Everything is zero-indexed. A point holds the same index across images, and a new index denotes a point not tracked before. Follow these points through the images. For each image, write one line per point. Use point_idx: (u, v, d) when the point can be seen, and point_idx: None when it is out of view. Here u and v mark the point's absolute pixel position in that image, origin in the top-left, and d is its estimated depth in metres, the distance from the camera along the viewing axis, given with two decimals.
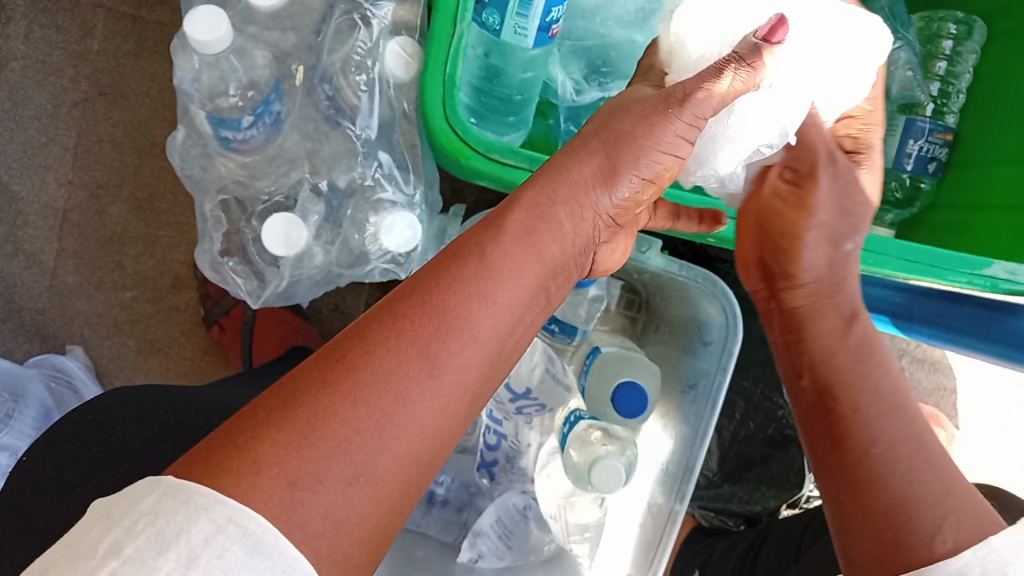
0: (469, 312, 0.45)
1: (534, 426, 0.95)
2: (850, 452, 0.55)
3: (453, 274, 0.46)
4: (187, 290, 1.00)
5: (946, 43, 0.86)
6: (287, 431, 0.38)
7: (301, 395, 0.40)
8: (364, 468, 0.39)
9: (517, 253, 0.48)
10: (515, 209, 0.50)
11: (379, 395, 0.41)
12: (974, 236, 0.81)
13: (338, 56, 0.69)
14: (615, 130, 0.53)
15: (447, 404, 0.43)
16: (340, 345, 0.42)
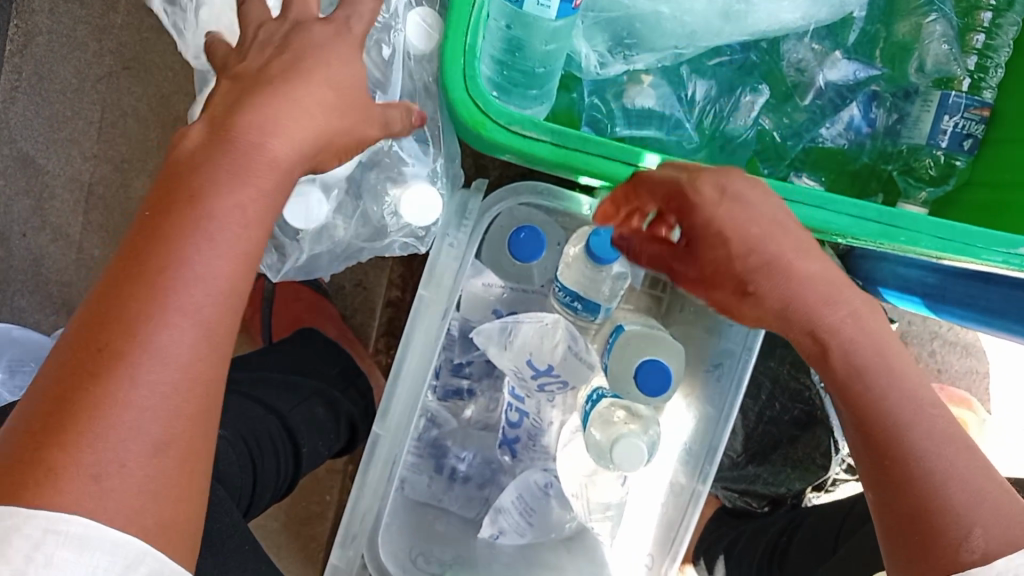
0: (193, 259, 0.46)
1: (557, 404, 0.94)
2: (883, 461, 0.52)
3: (164, 225, 0.47)
4: None
5: (985, 15, 0.83)
6: (52, 430, 0.42)
7: (72, 389, 0.43)
8: (158, 439, 0.44)
9: (233, 195, 0.48)
10: (212, 153, 0.49)
11: (129, 370, 0.44)
12: (1011, 214, 0.80)
13: None
14: (255, 86, 0.52)
15: (201, 354, 0.46)
16: (92, 317, 0.45)
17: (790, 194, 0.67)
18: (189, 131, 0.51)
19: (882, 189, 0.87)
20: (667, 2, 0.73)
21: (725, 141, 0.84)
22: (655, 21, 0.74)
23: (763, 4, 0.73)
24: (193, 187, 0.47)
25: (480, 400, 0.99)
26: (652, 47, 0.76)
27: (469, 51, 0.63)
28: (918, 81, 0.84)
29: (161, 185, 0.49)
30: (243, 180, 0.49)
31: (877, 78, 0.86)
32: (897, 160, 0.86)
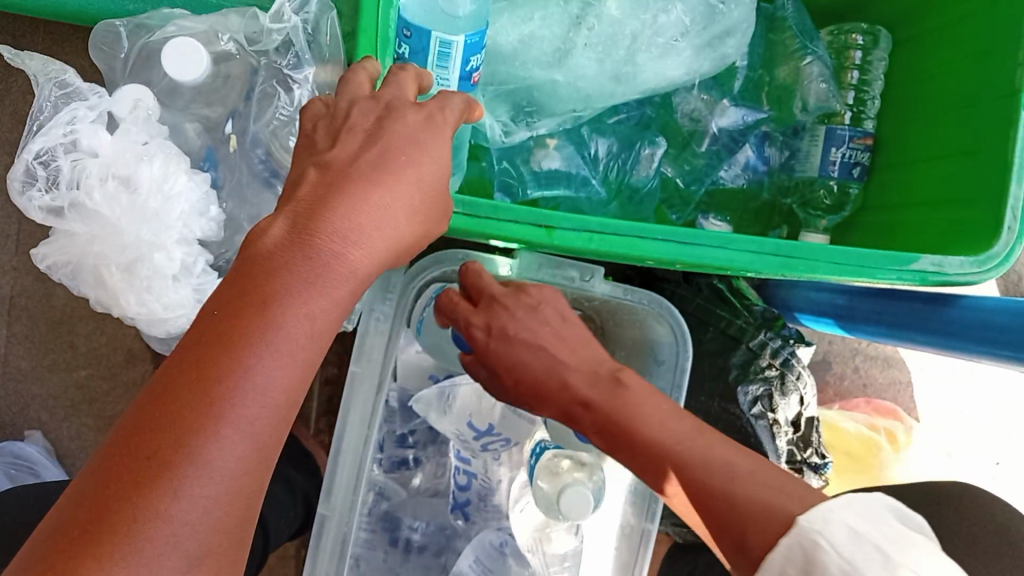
0: (260, 368, 0.46)
1: (503, 461, 0.95)
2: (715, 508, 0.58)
3: (235, 332, 0.47)
4: (140, 365, 0.95)
5: (856, 54, 0.91)
6: (106, 538, 0.41)
7: (113, 498, 0.42)
8: (194, 551, 0.44)
9: (301, 300, 0.48)
10: (297, 257, 0.49)
11: (187, 479, 0.43)
12: (907, 234, 0.85)
13: (265, 123, 0.70)
14: (339, 186, 0.52)
15: (253, 466, 0.46)
16: (146, 417, 0.44)
17: (695, 237, 0.70)
18: (269, 225, 0.51)
19: (786, 222, 0.92)
20: (559, 70, 0.77)
21: (631, 191, 0.88)
22: (551, 88, 0.79)
23: (648, 64, 0.78)
24: (264, 294, 0.48)
25: (428, 467, 1.00)
26: (552, 110, 0.80)
27: None
28: (804, 119, 0.90)
29: (231, 286, 0.49)
30: (315, 290, 0.49)
31: (765, 120, 0.92)
32: (795, 193, 0.91)
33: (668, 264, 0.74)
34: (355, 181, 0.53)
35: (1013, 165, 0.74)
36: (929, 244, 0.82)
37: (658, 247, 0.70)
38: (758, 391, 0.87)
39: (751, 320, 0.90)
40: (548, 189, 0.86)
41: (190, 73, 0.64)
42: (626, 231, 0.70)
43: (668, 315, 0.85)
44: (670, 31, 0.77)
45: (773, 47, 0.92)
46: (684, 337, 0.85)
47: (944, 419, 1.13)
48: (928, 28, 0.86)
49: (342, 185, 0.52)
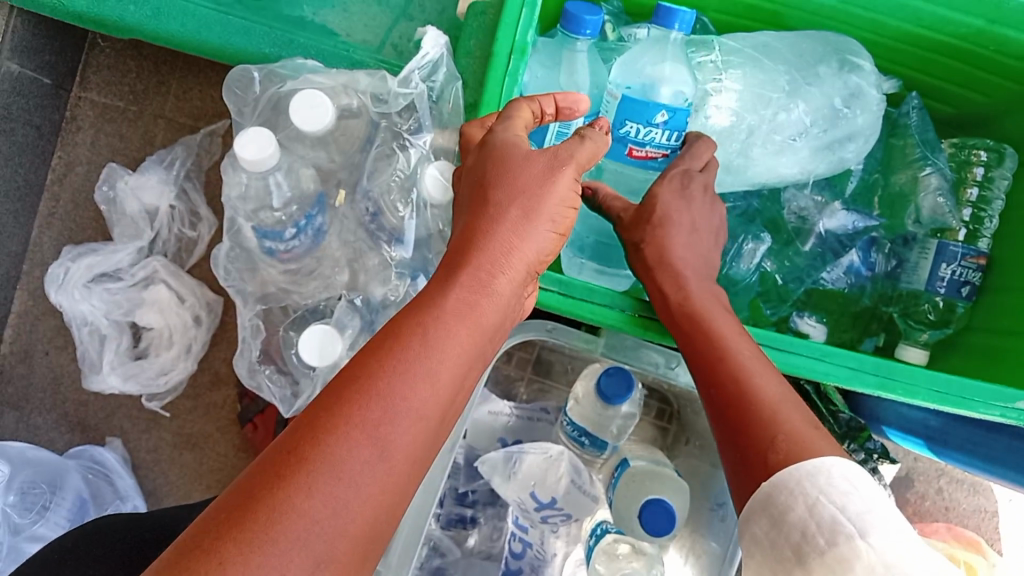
0: (414, 393, 0.46)
1: (561, 535, 0.94)
2: (736, 400, 0.56)
3: (391, 356, 0.47)
4: (227, 387, 0.93)
5: (977, 169, 0.88)
6: (249, 529, 0.39)
7: (258, 493, 0.41)
8: (320, 555, 0.41)
9: (457, 328, 0.49)
10: (449, 290, 0.51)
11: (332, 482, 0.42)
12: (1008, 365, 0.81)
13: (380, 181, 0.71)
14: (517, 187, 0.54)
15: (394, 482, 0.44)
16: (303, 426, 0.43)
17: (786, 344, 0.69)
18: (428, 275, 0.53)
19: (884, 329, 0.90)
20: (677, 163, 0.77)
21: (728, 283, 0.87)
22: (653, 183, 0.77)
23: (761, 159, 0.78)
24: (423, 326, 0.48)
25: (484, 529, 0.99)
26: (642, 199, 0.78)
27: None
28: (916, 230, 0.87)
29: (390, 321, 0.49)
30: (462, 321, 0.50)
31: (875, 226, 0.89)
32: (897, 303, 0.88)
33: None
34: (510, 219, 0.54)
35: None
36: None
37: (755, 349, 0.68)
38: None
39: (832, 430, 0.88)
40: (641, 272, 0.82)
41: (317, 124, 0.66)
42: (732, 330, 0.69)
43: None
44: (788, 130, 0.77)
45: (891, 153, 0.90)
46: None
47: None
48: None
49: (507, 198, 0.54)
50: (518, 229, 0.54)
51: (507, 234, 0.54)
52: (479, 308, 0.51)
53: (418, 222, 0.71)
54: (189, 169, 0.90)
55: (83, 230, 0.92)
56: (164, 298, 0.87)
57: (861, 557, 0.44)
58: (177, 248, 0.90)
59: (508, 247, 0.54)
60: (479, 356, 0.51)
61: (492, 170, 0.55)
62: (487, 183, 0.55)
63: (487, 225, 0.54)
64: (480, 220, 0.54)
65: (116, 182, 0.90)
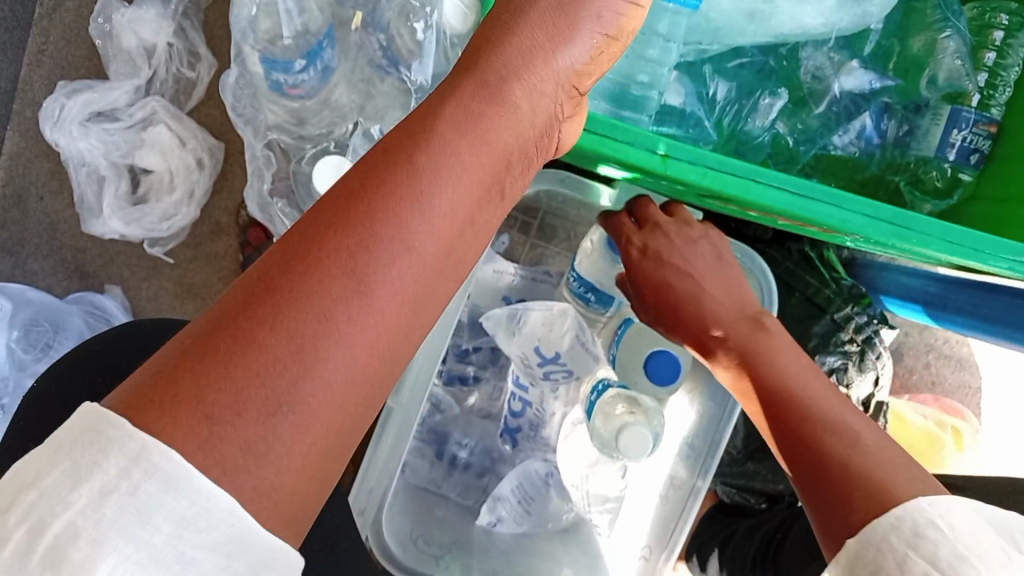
0: (399, 220, 0.42)
1: (559, 396, 0.94)
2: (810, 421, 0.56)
3: (376, 181, 0.43)
4: (228, 238, 0.90)
5: (997, 34, 0.87)
6: (206, 362, 0.37)
7: (224, 324, 0.38)
8: (286, 397, 0.38)
9: (461, 152, 0.46)
10: (450, 104, 0.48)
11: (302, 316, 0.39)
12: (1014, 226, 0.82)
13: (396, 4, 0.68)
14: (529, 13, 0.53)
15: (383, 320, 0.41)
16: (282, 252, 0.41)
17: (807, 191, 0.68)
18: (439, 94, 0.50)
19: (889, 200, 0.88)
20: (752, 24, 0.77)
21: (741, 142, 0.86)
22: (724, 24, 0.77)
23: (785, 7, 0.76)
24: (414, 147, 0.45)
25: (485, 388, 1.00)
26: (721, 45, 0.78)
27: None
28: (929, 94, 0.86)
29: (386, 138, 0.46)
30: (464, 136, 0.46)
31: (889, 89, 0.88)
32: (905, 172, 0.87)
33: (771, 213, 0.71)
34: (521, 48, 0.52)
35: None
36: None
37: (792, 192, 0.68)
38: (835, 363, 0.84)
39: (840, 293, 0.87)
40: (687, 126, 0.83)
41: None
42: (782, 201, 0.68)
43: (760, 272, 0.81)
44: None
45: (912, 16, 0.87)
46: (769, 298, 0.81)
47: (1005, 430, 1.11)
48: None
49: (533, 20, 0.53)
50: (546, 28, 0.53)
51: (523, 36, 0.52)
52: (485, 124, 0.48)
53: (437, 47, 0.68)
54: (188, 6, 0.86)
55: (76, 68, 0.89)
56: (166, 140, 0.85)
57: None
58: (174, 89, 0.87)
59: (528, 55, 0.52)
60: (489, 185, 0.48)
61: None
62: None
63: (500, 36, 0.52)
64: (498, 36, 0.52)
65: (112, 15, 0.85)
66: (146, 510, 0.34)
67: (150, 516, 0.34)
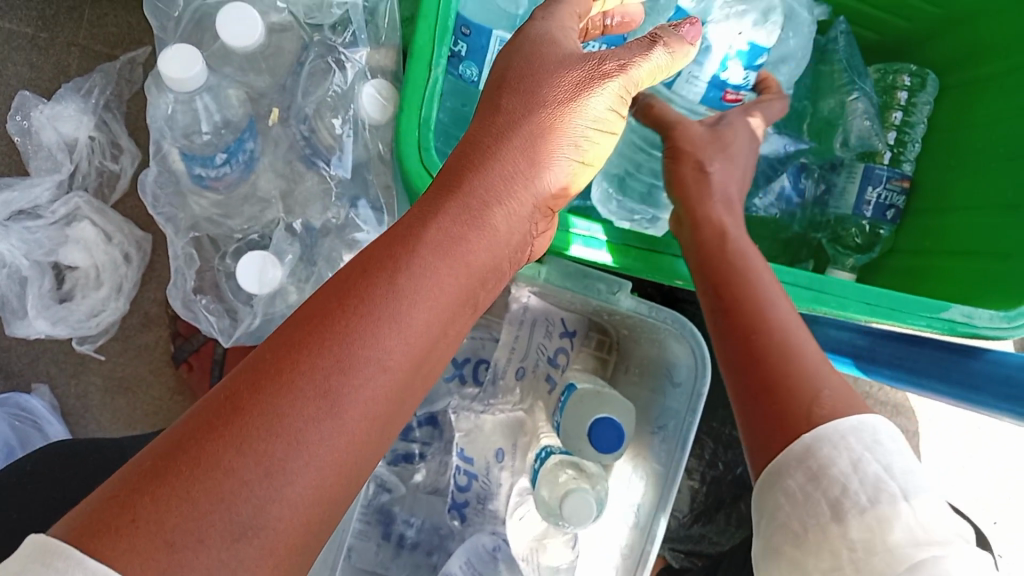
0: (378, 339, 0.42)
1: (505, 466, 0.95)
2: (766, 364, 0.54)
3: (358, 295, 0.43)
4: (158, 328, 0.90)
5: (901, 94, 0.90)
6: (166, 486, 0.35)
7: (186, 443, 0.36)
8: (249, 522, 0.36)
9: (436, 265, 0.46)
10: (431, 223, 0.48)
11: (271, 438, 0.37)
12: (929, 279, 0.84)
13: (314, 98, 0.69)
14: (513, 81, 0.56)
15: (353, 442, 0.40)
16: (252, 371, 0.39)
17: None
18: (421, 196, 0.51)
19: (813, 256, 0.91)
20: None
21: None
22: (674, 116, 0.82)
23: None
24: (395, 265, 0.45)
25: (432, 465, 0.99)
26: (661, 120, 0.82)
27: (424, 124, 0.64)
28: (843, 155, 0.89)
29: (362, 254, 0.46)
30: (443, 257, 0.46)
31: (805, 152, 0.91)
32: (826, 229, 0.89)
33: None
34: (526, 91, 0.55)
35: None
36: (954, 294, 0.81)
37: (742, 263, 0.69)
38: None
39: None
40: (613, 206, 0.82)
41: (246, 41, 0.63)
42: None
43: (692, 338, 0.82)
44: None
45: (820, 79, 0.91)
46: (702, 363, 0.82)
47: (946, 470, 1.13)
48: (978, 77, 0.86)
49: (516, 77, 0.56)
50: (528, 101, 0.55)
51: (505, 162, 0.53)
52: (463, 245, 0.48)
53: (356, 141, 0.68)
54: (109, 99, 0.86)
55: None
56: (90, 235, 0.84)
57: (899, 516, 0.43)
58: (98, 182, 0.86)
59: (509, 179, 0.53)
60: (463, 300, 0.48)
61: (506, 99, 0.55)
62: (503, 89, 0.56)
63: (493, 141, 0.53)
64: (481, 138, 0.54)
65: (30, 112, 0.85)
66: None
67: None
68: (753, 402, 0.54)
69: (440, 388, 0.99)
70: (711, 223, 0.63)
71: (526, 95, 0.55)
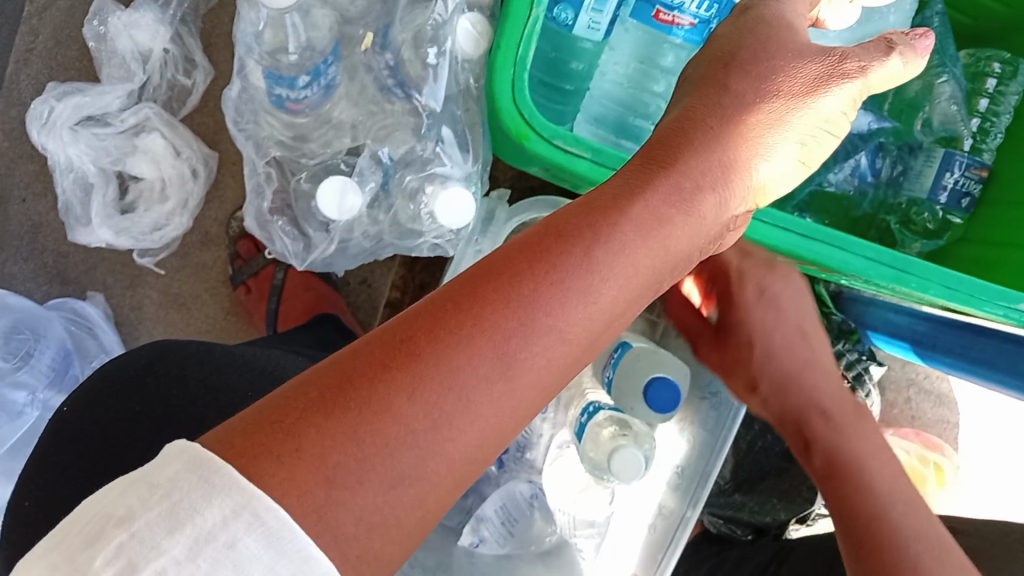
0: (562, 312, 0.40)
1: (548, 418, 0.96)
2: (874, 549, 0.60)
3: (552, 261, 0.40)
4: (217, 248, 0.90)
5: (990, 81, 0.88)
6: (334, 422, 0.34)
7: (359, 379, 0.36)
8: (405, 470, 0.36)
9: (636, 244, 0.42)
10: (640, 197, 0.44)
11: (439, 392, 0.36)
12: (1000, 271, 0.82)
13: (411, 26, 0.67)
14: (747, 50, 0.50)
15: (512, 408, 0.39)
16: (428, 319, 0.38)
17: (813, 234, 0.69)
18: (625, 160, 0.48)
19: (879, 239, 0.89)
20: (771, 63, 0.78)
21: None
22: None
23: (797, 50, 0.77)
24: (593, 236, 0.41)
25: None
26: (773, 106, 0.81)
27: (520, 63, 0.63)
28: (923, 137, 0.87)
29: (558, 215, 0.43)
30: (646, 237, 0.43)
31: (886, 131, 0.88)
32: (897, 212, 0.87)
33: (796, 254, 0.70)
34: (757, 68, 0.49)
35: None
36: None
37: (823, 244, 0.69)
38: None
39: None
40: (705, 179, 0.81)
41: None
42: (804, 249, 0.69)
43: None
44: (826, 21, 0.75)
45: None
46: None
47: (983, 463, 1.11)
48: None
49: (751, 46, 0.50)
50: (758, 82, 0.49)
51: (723, 139, 0.47)
52: (671, 229, 0.44)
53: (449, 72, 0.67)
54: (186, 12, 0.85)
55: (65, 69, 0.86)
56: (159, 148, 0.83)
57: None
58: (168, 95, 0.86)
59: (722, 164, 0.47)
60: (654, 284, 0.45)
61: (726, 68, 0.50)
62: (728, 61, 0.50)
63: (706, 112, 0.48)
64: (698, 106, 0.49)
65: (108, 18, 0.83)
66: (244, 566, 0.31)
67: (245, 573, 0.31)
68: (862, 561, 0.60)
69: None
70: (812, 397, 0.71)
71: (754, 71, 0.49)
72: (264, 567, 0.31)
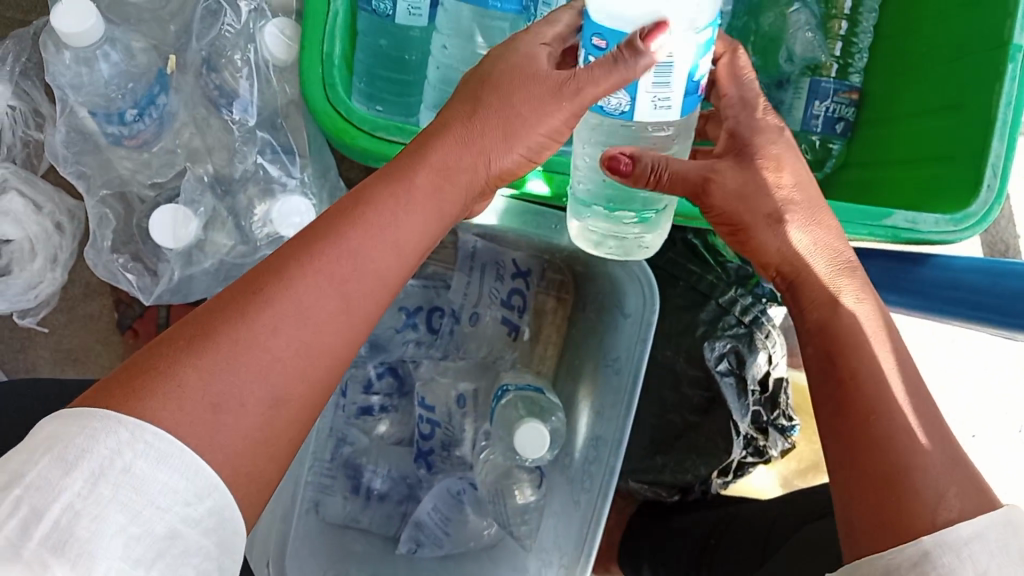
0: (378, 249, 0.48)
1: (468, 412, 0.93)
2: (863, 444, 0.50)
3: (368, 213, 0.48)
4: (101, 297, 0.89)
5: (845, 2, 0.84)
6: (205, 357, 0.42)
7: (214, 329, 0.43)
8: (276, 393, 0.44)
9: (432, 188, 0.51)
10: (430, 158, 0.51)
11: (292, 324, 0.44)
12: (883, 189, 0.79)
13: (209, 41, 0.67)
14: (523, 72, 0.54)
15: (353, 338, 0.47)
16: (262, 279, 0.45)
17: None
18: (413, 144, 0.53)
19: None
20: None
21: None
22: None
23: None
24: (399, 191, 0.50)
25: (395, 415, 0.96)
26: None
27: (328, 60, 0.62)
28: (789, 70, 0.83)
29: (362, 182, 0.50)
30: (441, 187, 0.51)
31: None
32: None
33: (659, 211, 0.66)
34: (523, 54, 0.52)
35: (995, 123, 0.69)
36: (943, 204, 0.72)
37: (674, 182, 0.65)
38: (725, 347, 0.84)
39: (724, 277, 0.86)
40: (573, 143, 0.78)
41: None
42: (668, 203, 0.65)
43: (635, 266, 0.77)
44: None
45: None
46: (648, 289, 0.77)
47: None
48: None
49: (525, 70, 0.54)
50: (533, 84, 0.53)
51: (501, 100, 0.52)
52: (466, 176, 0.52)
53: (259, 82, 0.67)
54: (27, 66, 0.84)
55: None
56: (19, 207, 0.80)
57: None
58: (25, 153, 0.85)
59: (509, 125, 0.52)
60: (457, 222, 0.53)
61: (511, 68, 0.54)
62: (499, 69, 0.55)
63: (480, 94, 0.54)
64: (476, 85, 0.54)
65: None
66: (143, 486, 0.37)
67: (146, 491, 0.37)
68: (850, 479, 0.50)
69: (393, 336, 0.95)
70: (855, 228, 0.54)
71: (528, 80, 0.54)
72: (161, 482, 0.38)
